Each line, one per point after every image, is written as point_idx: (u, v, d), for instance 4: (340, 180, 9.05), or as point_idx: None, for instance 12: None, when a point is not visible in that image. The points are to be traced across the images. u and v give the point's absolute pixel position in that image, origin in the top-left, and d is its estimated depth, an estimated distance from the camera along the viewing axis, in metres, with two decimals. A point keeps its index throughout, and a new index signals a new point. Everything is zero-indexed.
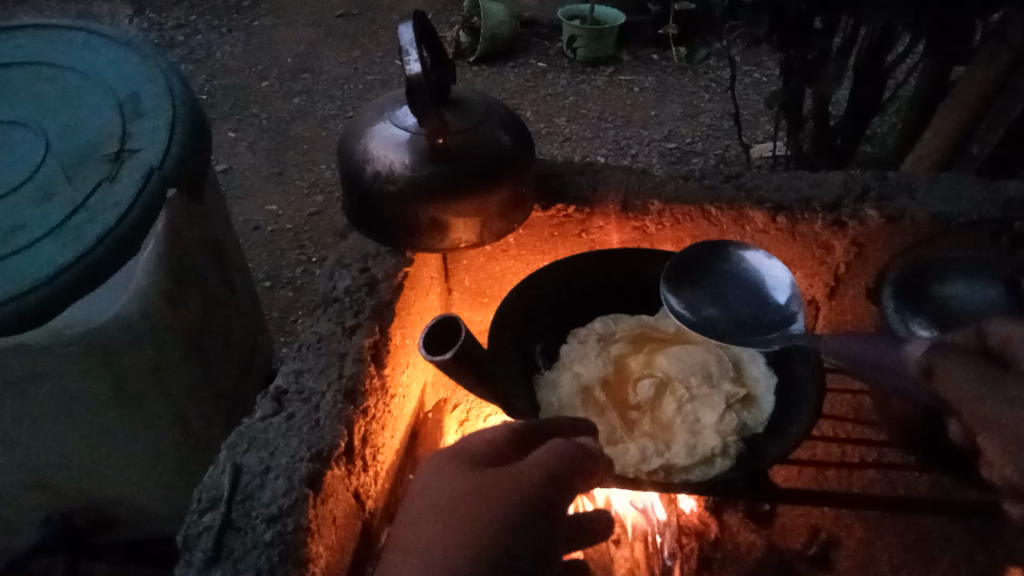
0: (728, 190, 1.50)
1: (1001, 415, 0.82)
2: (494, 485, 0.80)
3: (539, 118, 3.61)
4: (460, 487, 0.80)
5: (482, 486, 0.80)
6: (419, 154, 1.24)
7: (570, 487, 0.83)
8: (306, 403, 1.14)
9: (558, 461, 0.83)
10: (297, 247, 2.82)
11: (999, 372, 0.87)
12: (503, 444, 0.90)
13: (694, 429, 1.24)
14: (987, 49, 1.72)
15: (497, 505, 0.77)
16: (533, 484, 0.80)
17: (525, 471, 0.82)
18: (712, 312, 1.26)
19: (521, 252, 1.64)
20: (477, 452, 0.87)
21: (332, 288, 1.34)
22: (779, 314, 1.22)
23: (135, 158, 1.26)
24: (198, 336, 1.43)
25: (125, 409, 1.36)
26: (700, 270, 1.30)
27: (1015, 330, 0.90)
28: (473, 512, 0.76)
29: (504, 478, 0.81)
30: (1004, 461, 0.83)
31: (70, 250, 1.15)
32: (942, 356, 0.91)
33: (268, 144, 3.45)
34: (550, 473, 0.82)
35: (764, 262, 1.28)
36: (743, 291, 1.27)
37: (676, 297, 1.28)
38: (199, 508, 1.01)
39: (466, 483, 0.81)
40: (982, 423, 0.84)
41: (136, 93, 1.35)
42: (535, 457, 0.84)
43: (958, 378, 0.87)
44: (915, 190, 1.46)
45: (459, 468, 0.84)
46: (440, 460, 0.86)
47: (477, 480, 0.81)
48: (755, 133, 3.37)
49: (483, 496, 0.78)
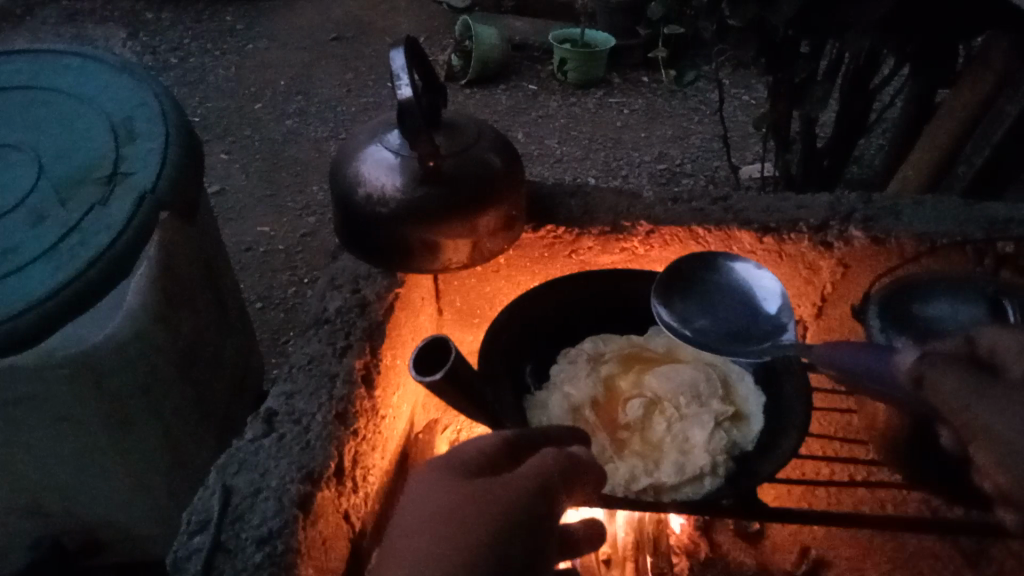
0: (715, 212, 1.52)
1: (991, 420, 0.80)
2: (487, 493, 0.80)
3: (531, 139, 3.65)
4: (450, 494, 0.80)
5: (473, 494, 0.80)
6: (410, 177, 1.25)
7: (560, 498, 0.84)
8: (297, 425, 1.14)
9: (549, 473, 0.84)
10: (289, 268, 2.83)
11: (989, 378, 0.85)
12: (494, 452, 0.90)
13: (684, 448, 1.25)
14: (969, 73, 1.75)
15: (490, 514, 0.77)
16: (525, 494, 0.80)
17: (516, 482, 0.82)
18: (703, 323, 1.27)
19: (512, 272, 1.65)
20: (467, 459, 0.87)
21: (324, 310, 1.35)
22: (770, 323, 1.24)
23: (129, 181, 1.27)
24: (190, 357, 1.43)
25: (115, 431, 1.36)
26: (691, 282, 1.32)
27: (1002, 338, 0.91)
28: (467, 518, 0.76)
29: (495, 488, 0.81)
30: (996, 471, 0.79)
31: (63, 273, 1.15)
32: (928, 360, 0.90)
33: (261, 166, 3.47)
34: (540, 484, 0.82)
35: (753, 273, 1.30)
36: (733, 302, 1.28)
37: (668, 309, 1.30)
38: (189, 531, 1.01)
39: (458, 490, 0.81)
40: (970, 428, 0.82)
41: (129, 116, 1.36)
42: (527, 469, 0.85)
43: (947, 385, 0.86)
44: (900, 211, 1.48)
45: (449, 474, 0.84)
46: (431, 466, 0.86)
47: (469, 488, 0.81)
48: (743, 155, 3.41)
49: (476, 504, 0.78)
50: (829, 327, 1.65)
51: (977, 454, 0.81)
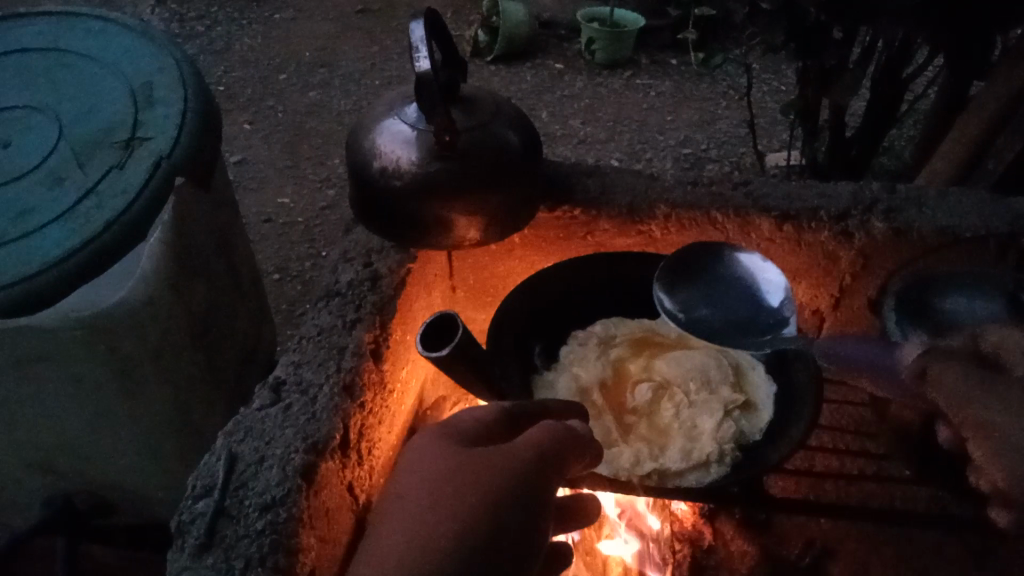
0: (735, 197, 1.50)
1: (994, 419, 0.91)
2: (484, 464, 0.80)
3: (554, 119, 3.62)
4: (447, 463, 0.81)
5: (469, 463, 0.80)
6: (426, 151, 1.25)
7: (561, 467, 0.83)
8: (303, 395, 1.15)
9: (550, 442, 0.84)
10: (308, 240, 2.84)
11: (992, 375, 0.94)
12: (492, 423, 0.91)
13: (691, 434, 1.24)
14: (1005, 64, 1.71)
15: (483, 487, 0.77)
16: (522, 464, 0.80)
17: (515, 451, 0.82)
18: (705, 313, 1.26)
19: (526, 251, 1.64)
20: (466, 428, 0.88)
21: (335, 282, 1.35)
22: (772, 316, 1.22)
23: (146, 146, 1.27)
24: (204, 324, 1.44)
25: (127, 395, 1.37)
26: (696, 270, 1.30)
27: (1007, 336, 0.97)
28: (462, 490, 0.77)
29: (493, 455, 0.82)
30: (991, 466, 0.89)
31: (77, 235, 1.17)
32: (937, 357, 0.98)
33: (283, 137, 3.47)
34: (540, 453, 0.82)
35: (758, 264, 1.28)
36: (736, 293, 1.26)
37: (670, 297, 1.29)
38: (194, 495, 1.02)
39: (455, 461, 0.81)
40: (972, 425, 0.92)
41: (149, 82, 1.36)
42: (526, 438, 0.84)
43: (950, 379, 0.95)
44: (924, 202, 1.46)
45: (448, 442, 0.85)
46: (431, 432, 0.87)
47: (466, 458, 0.81)
48: (770, 141, 3.36)
49: (470, 475, 0.79)
50: (845, 320, 1.62)
51: (976, 448, 0.92)
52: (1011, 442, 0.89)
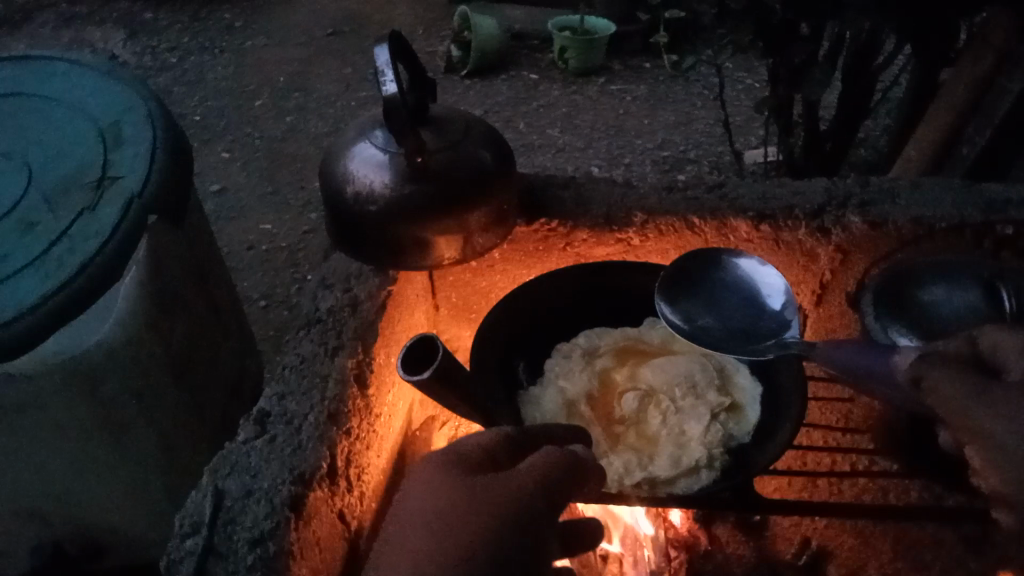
0: (711, 200, 1.50)
1: (989, 424, 0.82)
2: (484, 493, 0.79)
3: (531, 130, 3.63)
4: (448, 491, 0.80)
5: (471, 491, 0.79)
6: (398, 174, 1.25)
7: (564, 495, 0.82)
8: (289, 426, 1.14)
9: (551, 468, 0.82)
10: (292, 266, 2.83)
11: (988, 380, 0.86)
12: (493, 448, 0.90)
13: (680, 441, 1.23)
14: (970, 51, 1.72)
15: (482, 516, 0.75)
16: (522, 493, 0.79)
17: (515, 479, 0.81)
18: (707, 322, 1.27)
19: (506, 266, 1.64)
20: (468, 457, 0.87)
21: (315, 310, 1.35)
22: (775, 320, 1.22)
23: (118, 185, 1.26)
24: (186, 359, 1.43)
25: (112, 436, 1.36)
26: (696, 279, 1.31)
27: (1004, 337, 0.90)
28: (460, 521, 0.75)
29: (495, 483, 0.80)
30: (988, 471, 0.82)
31: (53, 280, 1.15)
32: (927, 362, 0.90)
33: (262, 164, 3.46)
34: (542, 481, 0.80)
35: (757, 268, 1.29)
36: (738, 300, 1.27)
37: (673, 308, 1.29)
38: (182, 533, 1.01)
39: (455, 490, 0.79)
40: (969, 432, 0.83)
41: (117, 120, 1.36)
42: (528, 465, 0.82)
43: (946, 387, 0.86)
44: (898, 194, 1.47)
45: (449, 470, 0.83)
46: (431, 461, 0.86)
47: (466, 486, 0.80)
48: (747, 139, 3.38)
49: (469, 504, 0.77)
50: (828, 316, 1.63)
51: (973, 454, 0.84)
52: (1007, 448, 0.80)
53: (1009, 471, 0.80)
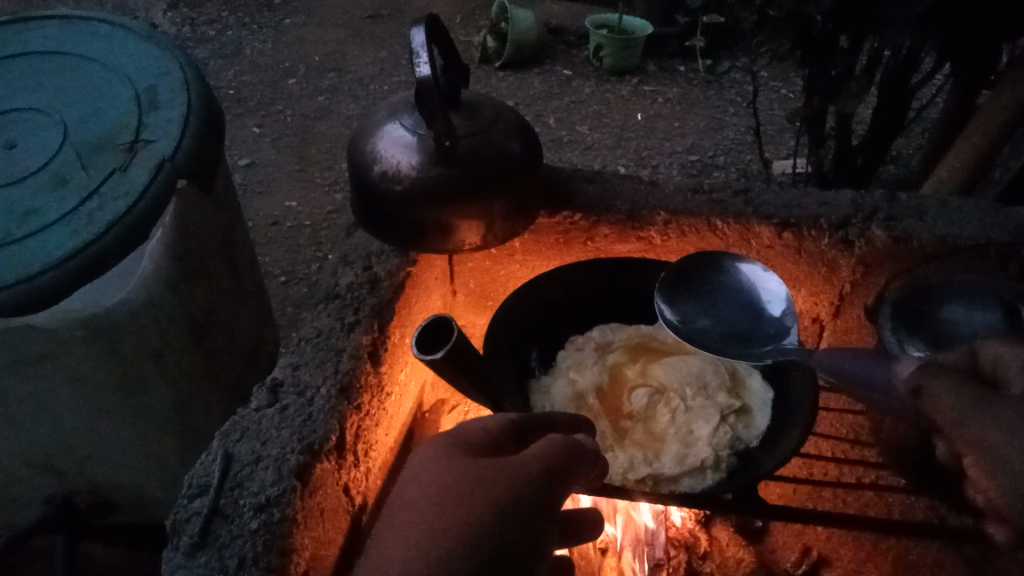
0: (735, 204, 1.50)
1: (994, 434, 0.78)
2: (488, 473, 0.80)
3: (561, 125, 3.63)
4: (455, 471, 0.80)
5: (477, 473, 0.79)
6: (426, 155, 1.26)
7: (565, 483, 0.82)
8: (301, 397, 1.16)
9: (553, 454, 0.83)
10: (314, 243, 2.86)
11: (990, 392, 0.82)
12: (499, 434, 0.91)
13: (687, 440, 1.23)
14: (1009, 74, 1.71)
15: (487, 498, 0.76)
16: (525, 477, 0.80)
17: (520, 464, 0.81)
18: (704, 323, 1.26)
19: (526, 256, 1.65)
20: (471, 439, 0.87)
21: (334, 284, 1.36)
22: (773, 327, 1.22)
23: (150, 149, 1.28)
24: (204, 325, 1.45)
25: (127, 395, 1.38)
26: (697, 280, 1.31)
27: (1005, 354, 0.89)
28: (463, 495, 0.76)
29: (501, 466, 0.81)
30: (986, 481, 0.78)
31: (81, 236, 1.17)
32: (928, 370, 0.86)
33: (292, 141, 3.49)
34: (547, 467, 0.81)
35: (759, 274, 1.29)
36: (737, 302, 1.27)
37: (671, 308, 1.28)
38: (189, 494, 1.03)
39: (460, 468, 0.80)
40: (965, 441, 0.80)
41: (153, 85, 1.37)
42: (532, 452, 0.83)
43: (945, 396, 0.83)
44: (925, 211, 1.46)
45: (453, 451, 0.84)
46: (436, 439, 0.86)
47: (471, 468, 0.80)
48: (777, 149, 3.36)
49: (475, 485, 0.77)
50: (845, 328, 1.62)
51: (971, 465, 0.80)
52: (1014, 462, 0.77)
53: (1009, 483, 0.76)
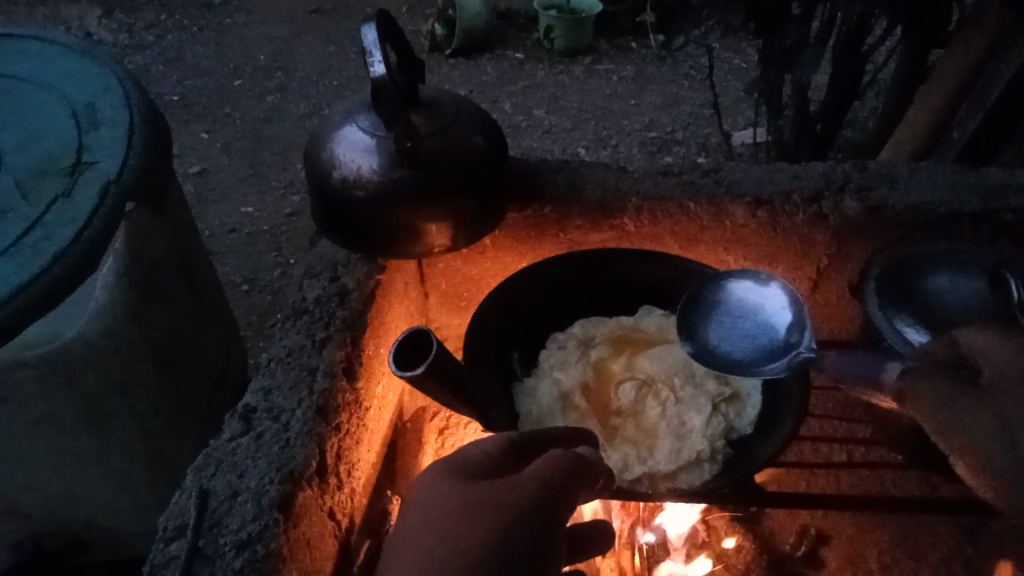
0: (707, 185, 1.47)
1: (965, 431, 0.83)
2: (490, 497, 0.76)
3: (517, 110, 3.57)
4: (452, 499, 0.76)
5: (474, 499, 0.75)
6: (387, 158, 1.21)
7: (570, 497, 0.79)
8: (276, 422, 1.10)
9: (559, 470, 0.80)
10: (275, 249, 2.79)
11: (966, 386, 0.86)
12: (498, 455, 0.87)
13: (679, 433, 1.21)
14: (964, 34, 1.70)
15: (486, 526, 0.72)
16: (525, 497, 0.76)
17: (520, 485, 0.77)
18: (727, 349, 1.20)
19: (498, 254, 1.60)
20: (473, 462, 0.83)
21: (301, 299, 1.29)
22: (791, 335, 1.16)
23: (93, 170, 1.21)
24: (168, 353, 1.37)
25: (91, 433, 1.31)
26: (709, 304, 1.25)
27: (981, 337, 0.88)
28: (467, 529, 0.72)
29: (502, 489, 0.77)
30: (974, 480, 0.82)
31: (28, 268, 1.08)
32: (911, 376, 0.91)
33: (244, 145, 3.39)
34: (547, 484, 0.78)
35: (766, 283, 1.24)
36: (752, 318, 1.21)
37: (693, 344, 1.23)
38: (165, 537, 0.97)
39: (457, 495, 0.76)
40: (953, 443, 0.84)
41: (92, 103, 1.30)
42: (532, 469, 0.80)
43: (926, 399, 0.87)
44: (896, 179, 1.44)
45: (452, 478, 0.80)
46: (434, 468, 0.83)
47: (470, 494, 0.76)
48: (735, 121, 3.36)
49: (473, 513, 0.74)
50: (825, 303, 1.60)
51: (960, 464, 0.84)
52: (992, 458, 0.80)
53: (988, 477, 0.80)
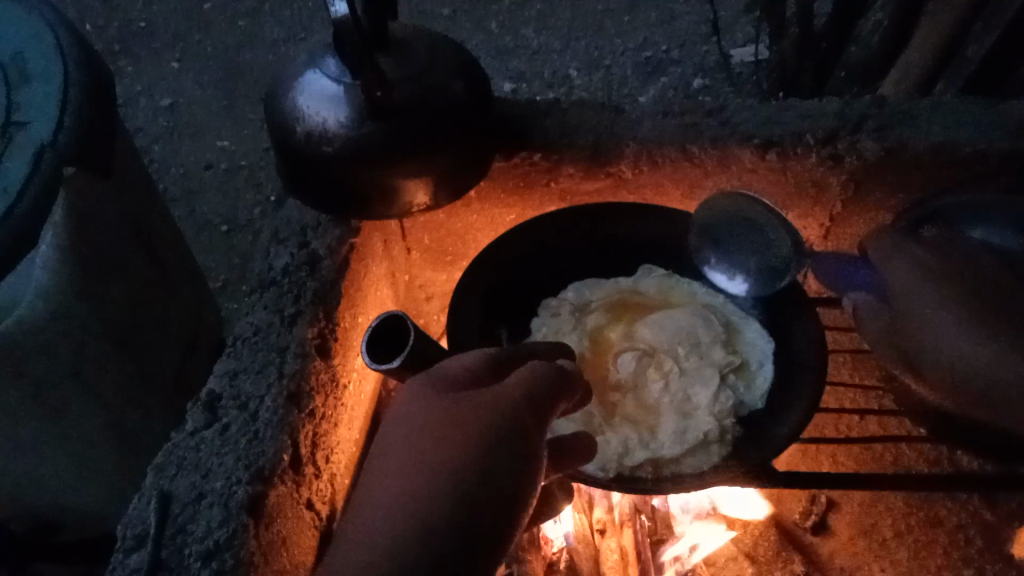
0: (710, 126, 1.33)
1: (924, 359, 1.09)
2: (463, 411, 0.73)
3: (504, 30, 3.35)
4: (430, 418, 0.73)
5: (451, 418, 0.73)
6: (355, 110, 1.07)
7: (552, 408, 0.75)
8: (243, 411, 1.01)
9: (538, 382, 0.76)
10: (254, 185, 2.66)
11: (911, 320, 1.10)
12: (479, 369, 0.81)
13: (684, 410, 1.14)
14: None
15: (464, 444, 0.69)
16: (507, 411, 0.72)
17: (499, 397, 0.74)
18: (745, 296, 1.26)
19: (484, 206, 1.48)
20: (452, 380, 0.79)
21: (268, 269, 1.18)
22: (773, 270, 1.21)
23: (25, 132, 1.06)
24: (126, 328, 1.26)
25: (47, 418, 1.22)
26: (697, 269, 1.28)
27: (909, 272, 1.11)
28: (434, 448, 0.70)
29: (480, 402, 0.74)
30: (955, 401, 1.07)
31: None
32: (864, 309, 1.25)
33: (216, 74, 3.15)
34: (527, 395, 0.74)
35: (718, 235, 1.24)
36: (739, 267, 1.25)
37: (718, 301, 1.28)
38: (124, 548, 0.89)
39: (434, 412, 0.74)
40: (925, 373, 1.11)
41: (18, 52, 1.14)
42: (510, 381, 0.76)
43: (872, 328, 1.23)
44: (917, 114, 1.29)
45: (429, 398, 0.76)
46: (412, 387, 0.79)
47: (447, 412, 0.73)
48: (733, 37, 3.16)
49: (451, 430, 0.71)
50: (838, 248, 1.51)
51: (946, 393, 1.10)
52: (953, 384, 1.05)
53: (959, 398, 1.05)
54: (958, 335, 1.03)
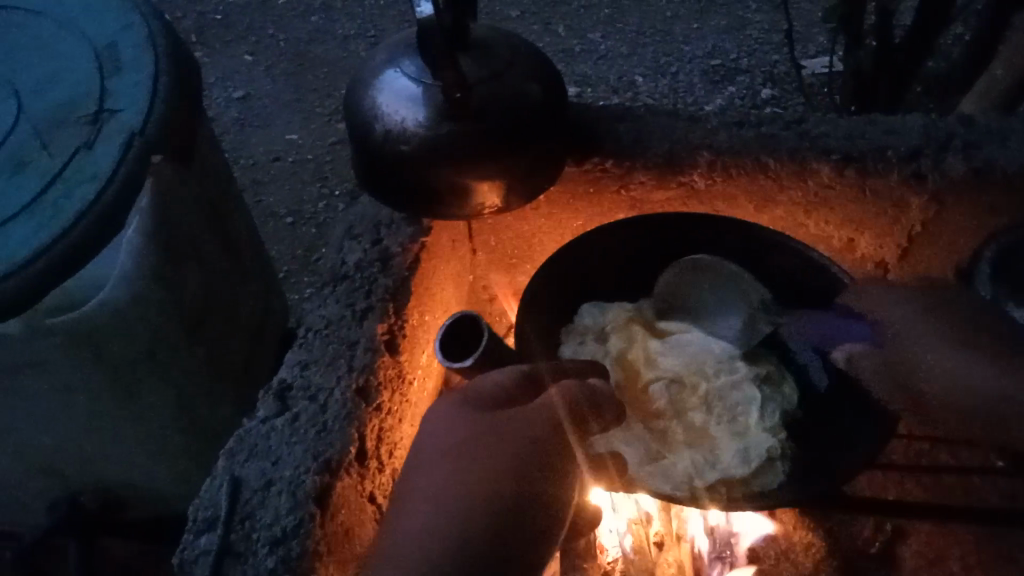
0: (789, 139, 1.30)
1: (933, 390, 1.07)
2: (498, 426, 0.90)
3: (572, 33, 3.34)
4: (469, 428, 0.91)
5: (490, 429, 0.90)
6: (434, 110, 1.08)
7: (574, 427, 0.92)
8: (313, 403, 1.02)
9: (562, 409, 0.92)
10: (319, 179, 2.71)
11: (923, 358, 1.07)
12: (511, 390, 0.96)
13: (737, 429, 1.18)
14: None
15: (503, 456, 0.87)
16: (538, 430, 0.90)
17: (530, 418, 0.91)
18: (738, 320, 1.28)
19: (553, 210, 1.48)
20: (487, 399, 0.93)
21: (341, 263, 1.20)
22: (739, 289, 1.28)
23: (115, 120, 1.10)
24: (200, 315, 1.30)
25: (121, 397, 1.27)
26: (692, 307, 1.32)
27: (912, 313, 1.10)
28: (476, 452, 0.88)
29: (513, 418, 0.92)
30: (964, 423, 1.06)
31: (47, 231, 1.01)
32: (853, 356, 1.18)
33: (286, 68, 3.21)
34: (555, 421, 0.91)
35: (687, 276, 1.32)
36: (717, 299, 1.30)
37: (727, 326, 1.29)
38: (195, 529, 0.91)
39: (474, 427, 0.91)
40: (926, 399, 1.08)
41: (113, 41, 1.18)
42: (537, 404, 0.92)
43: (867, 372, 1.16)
44: (1009, 134, 1.24)
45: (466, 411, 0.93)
46: (451, 400, 0.95)
47: (482, 427, 0.91)
48: (806, 48, 3.10)
49: (493, 443, 0.89)
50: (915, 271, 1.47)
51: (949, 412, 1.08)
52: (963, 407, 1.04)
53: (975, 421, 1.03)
54: (954, 362, 1.03)
